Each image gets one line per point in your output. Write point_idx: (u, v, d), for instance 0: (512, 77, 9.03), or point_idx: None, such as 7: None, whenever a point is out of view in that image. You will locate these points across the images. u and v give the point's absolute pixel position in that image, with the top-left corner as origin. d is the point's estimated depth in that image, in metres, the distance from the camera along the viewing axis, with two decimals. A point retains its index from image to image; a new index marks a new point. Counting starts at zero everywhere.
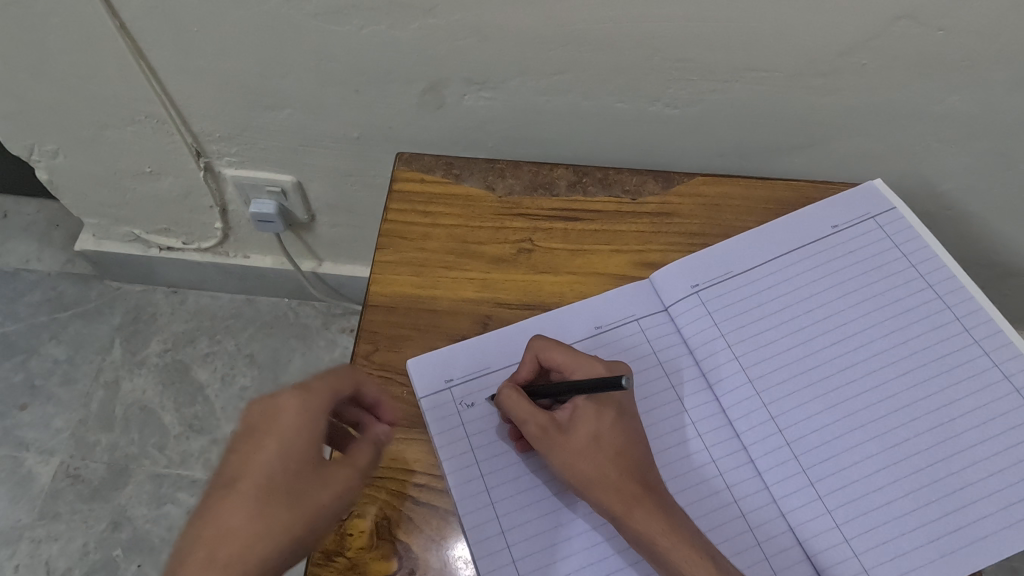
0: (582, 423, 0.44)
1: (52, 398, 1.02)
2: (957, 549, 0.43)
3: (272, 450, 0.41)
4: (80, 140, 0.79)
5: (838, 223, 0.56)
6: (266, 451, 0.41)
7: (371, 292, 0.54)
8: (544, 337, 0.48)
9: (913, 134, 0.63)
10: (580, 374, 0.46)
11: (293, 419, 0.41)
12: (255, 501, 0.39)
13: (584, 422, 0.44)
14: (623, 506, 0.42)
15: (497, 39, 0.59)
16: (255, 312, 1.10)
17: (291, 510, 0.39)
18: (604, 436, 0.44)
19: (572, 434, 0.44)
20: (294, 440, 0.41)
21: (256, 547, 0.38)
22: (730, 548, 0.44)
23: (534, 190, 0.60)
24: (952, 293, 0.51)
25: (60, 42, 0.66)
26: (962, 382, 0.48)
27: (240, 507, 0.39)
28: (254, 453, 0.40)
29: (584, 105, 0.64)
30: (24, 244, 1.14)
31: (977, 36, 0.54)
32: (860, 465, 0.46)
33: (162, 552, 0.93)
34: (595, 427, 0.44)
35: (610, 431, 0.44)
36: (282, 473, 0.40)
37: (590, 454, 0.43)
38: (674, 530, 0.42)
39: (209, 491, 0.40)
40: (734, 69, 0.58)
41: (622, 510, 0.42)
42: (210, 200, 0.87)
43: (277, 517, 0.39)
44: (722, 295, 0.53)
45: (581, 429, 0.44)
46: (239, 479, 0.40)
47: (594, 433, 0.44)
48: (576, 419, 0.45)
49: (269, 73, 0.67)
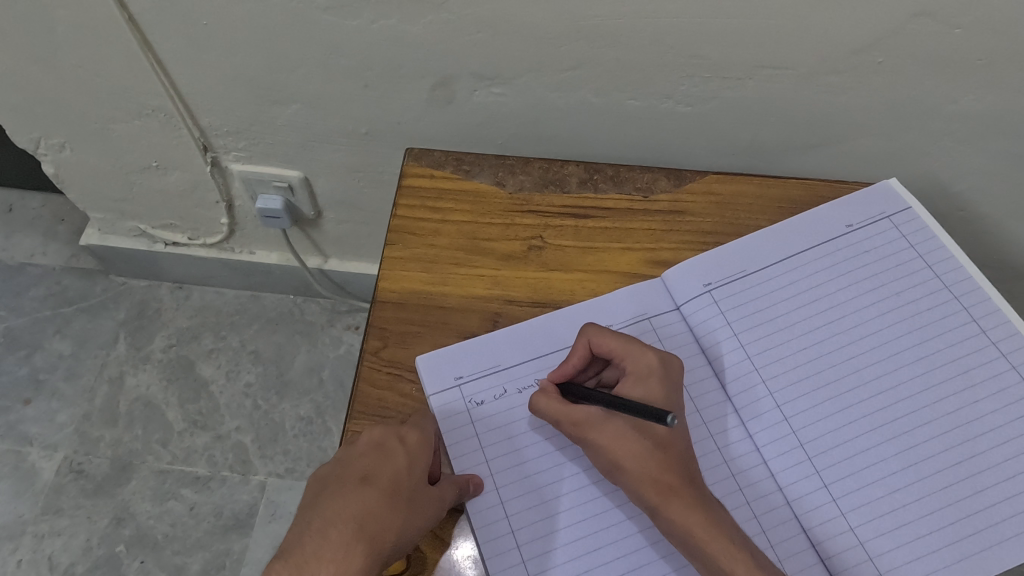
0: (607, 427, 0.43)
1: (56, 393, 1.02)
2: (974, 554, 0.42)
3: (402, 462, 0.43)
4: (87, 133, 0.78)
5: (852, 222, 0.55)
6: (397, 463, 0.43)
7: (381, 288, 0.54)
8: (597, 325, 0.48)
9: (928, 133, 0.62)
10: (632, 361, 0.46)
11: (418, 439, 0.44)
12: (379, 502, 0.41)
13: (609, 427, 0.43)
14: (660, 496, 0.42)
15: (508, 34, 0.58)
16: (261, 309, 1.09)
17: (405, 519, 0.41)
18: (620, 448, 0.43)
19: (589, 435, 0.44)
20: (419, 456, 0.43)
21: (371, 545, 0.40)
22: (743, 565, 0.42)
23: (545, 187, 0.59)
24: (969, 294, 0.51)
25: (68, 35, 0.65)
26: (980, 385, 0.47)
27: (366, 507, 0.41)
28: (388, 460, 0.43)
29: (595, 101, 0.63)
30: (29, 238, 1.13)
31: (995, 34, 0.53)
32: (874, 466, 0.45)
33: (165, 549, 0.93)
34: (615, 436, 0.43)
35: (630, 444, 0.43)
36: (405, 484, 0.42)
37: (601, 459, 0.43)
38: (713, 522, 0.41)
39: (344, 482, 0.42)
40: (747, 67, 0.58)
41: (659, 500, 0.42)
42: (217, 195, 0.87)
43: (393, 523, 0.41)
44: (735, 294, 0.52)
45: (599, 433, 0.43)
46: (371, 479, 0.42)
47: (610, 441, 0.43)
48: (601, 423, 0.44)
49: (278, 68, 0.66)
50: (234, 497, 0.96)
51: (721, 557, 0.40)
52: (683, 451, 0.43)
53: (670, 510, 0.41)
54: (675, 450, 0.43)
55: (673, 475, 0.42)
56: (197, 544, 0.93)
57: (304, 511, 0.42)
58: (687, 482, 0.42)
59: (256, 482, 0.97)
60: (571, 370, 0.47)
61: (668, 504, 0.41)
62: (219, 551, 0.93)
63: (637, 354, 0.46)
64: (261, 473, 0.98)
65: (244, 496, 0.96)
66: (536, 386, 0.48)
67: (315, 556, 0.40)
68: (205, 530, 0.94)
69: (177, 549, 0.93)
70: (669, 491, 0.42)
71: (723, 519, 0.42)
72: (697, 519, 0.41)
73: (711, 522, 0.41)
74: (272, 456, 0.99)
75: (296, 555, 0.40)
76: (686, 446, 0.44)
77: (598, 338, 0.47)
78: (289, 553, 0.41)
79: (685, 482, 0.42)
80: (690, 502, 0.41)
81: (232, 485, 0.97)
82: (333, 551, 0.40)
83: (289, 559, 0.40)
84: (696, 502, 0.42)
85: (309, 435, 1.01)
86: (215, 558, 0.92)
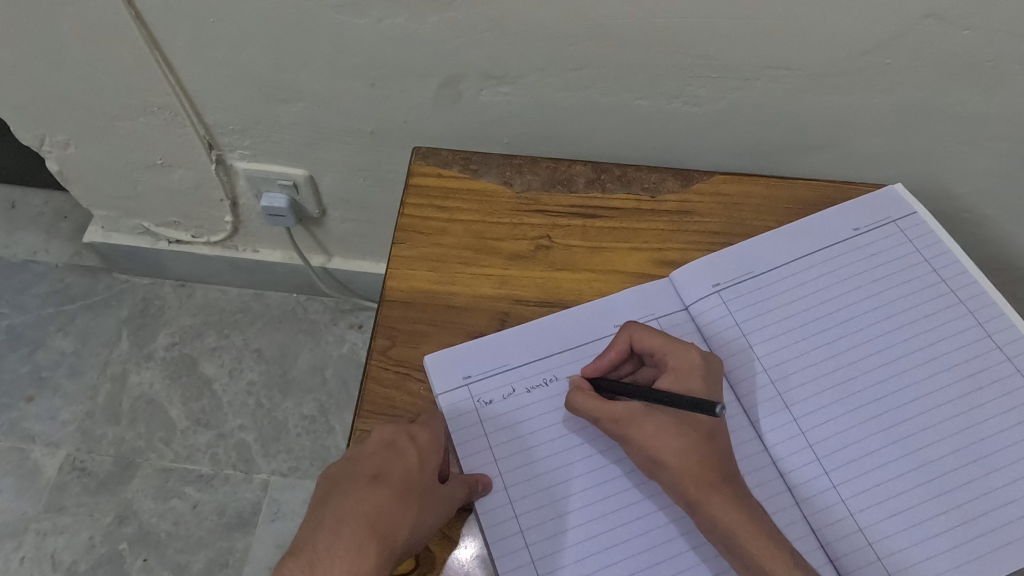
0: (648, 422, 0.44)
1: (58, 390, 1.02)
2: (982, 556, 0.42)
3: (414, 459, 0.43)
4: (92, 130, 0.78)
5: (859, 224, 0.55)
6: (409, 460, 0.43)
7: (388, 287, 0.54)
8: (638, 322, 0.49)
9: (935, 134, 0.62)
10: (672, 357, 0.46)
11: (428, 436, 0.44)
12: (392, 500, 0.41)
13: (651, 421, 0.44)
14: (700, 491, 0.42)
15: (517, 33, 0.58)
16: (263, 307, 1.09)
17: (417, 515, 0.41)
18: (661, 444, 0.43)
19: (629, 429, 0.44)
20: (431, 453, 0.43)
21: (384, 542, 0.40)
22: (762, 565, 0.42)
23: (552, 186, 0.59)
24: (974, 297, 0.51)
25: (74, 32, 0.65)
26: (987, 387, 0.47)
27: (379, 505, 0.41)
28: (399, 457, 0.43)
29: (603, 101, 0.63)
30: (31, 235, 1.13)
31: (1003, 37, 0.53)
32: (881, 466, 0.45)
33: (168, 547, 0.92)
34: (656, 431, 0.44)
35: (672, 439, 0.43)
36: (417, 481, 0.42)
37: (640, 454, 0.44)
38: (751, 519, 0.41)
39: (356, 480, 0.42)
40: (755, 68, 0.58)
41: (699, 496, 0.42)
42: (221, 193, 0.87)
43: (406, 521, 0.41)
44: (743, 295, 0.52)
45: (639, 428, 0.44)
46: (383, 477, 0.42)
47: (651, 435, 0.43)
48: (642, 418, 0.44)
49: (285, 66, 0.66)
50: (237, 495, 0.96)
51: (759, 554, 0.41)
52: (722, 448, 0.44)
53: (710, 507, 0.42)
54: (716, 447, 0.43)
55: (714, 472, 0.43)
56: (199, 543, 0.93)
57: (316, 507, 0.42)
58: (726, 479, 0.43)
59: (259, 480, 0.97)
60: (607, 365, 0.48)
61: (708, 500, 0.42)
62: (222, 549, 0.93)
63: (679, 351, 0.46)
64: (264, 471, 0.98)
65: (247, 494, 0.96)
66: (546, 385, 0.48)
67: (327, 554, 0.40)
68: (207, 529, 0.94)
69: (180, 547, 0.92)
70: (710, 487, 0.42)
71: (760, 517, 0.42)
72: (736, 516, 0.41)
73: (749, 519, 0.41)
74: (275, 454, 0.99)
75: (308, 554, 0.40)
76: (725, 445, 0.44)
77: (640, 334, 0.47)
78: (302, 550, 0.41)
79: (724, 479, 0.42)
80: (728, 500, 0.42)
81: (235, 484, 0.97)
82: (347, 548, 0.40)
83: (302, 558, 0.40)
84: (735, 500, 0.42)
85: (312, 434, 1.00)
86: (218, 556, 0.92)
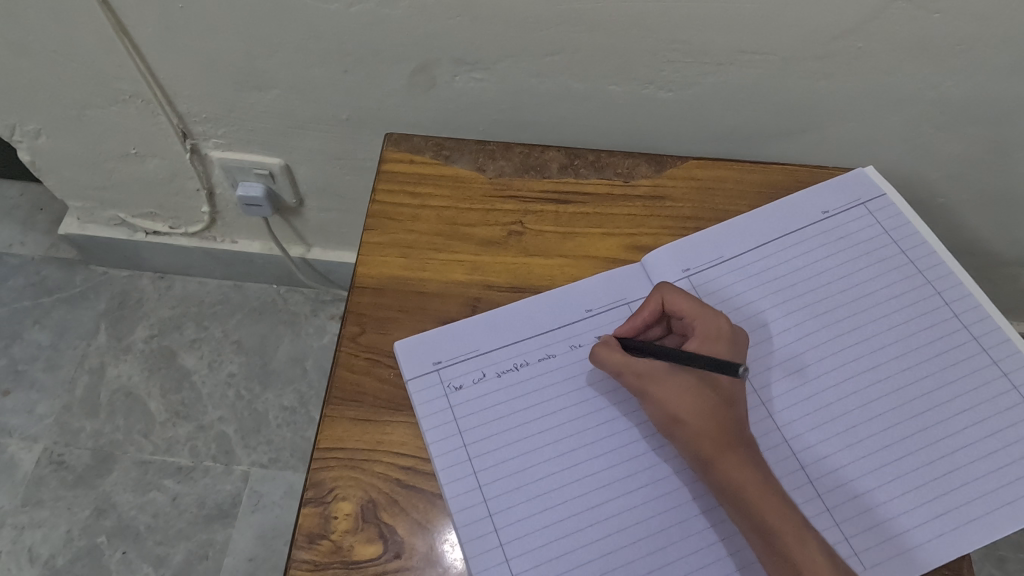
0: (670, 381, 0.44)
1: (35, 383, 1.01)
2: (947, 533, 0.42)
3: None
4: (63, 120, 0.77)
5: (829, 209, 0.55)
6: None
7: (359, 274, 0.53)
8: (671, 284, 0.49)
9: (907, 119, 0.63)
10: (701, 323, 0.46)
11: None
12: None
13: (673, 380, 0.44)
14: (716, 451, 0.42)
15: (489, 18, 0.58)
16: (243, 299, 1.09)
17: None
18: (680, 402, 0.43)
19: (650, 388, 0.44)
20: None
21: None
22: (734, 545, 0.42)
23: (525, 172, 0.59)
24: (942, 279, 0.51)
25: (41, 18, 0.64)
26: (953, 367, 0.48)
27: None
28: None
29: (577, 86, 0.63)
30: (7, 227, 1.12)
31: (973, 20, 0.53)
32: (850, 447, 0.45)
33: (147, 539, 0.92)
34: (676, 390, 0.43)
35: (693, 399, 0.43)
36: None
37: (657, 411, 0.44)
38: (762, 484, 0.42)
39: None
40: (728, 52, 0.58)
41: (714, 454, 0.42)
42: (197, 183, 0.86)
43: None
44: (712, 279, 0.52)
45: (661, 387, 0.44)
46: None
47: (672, 393, 0.43)
48: (665, 377, 0.44)
49: (257, 53, 0.65)
50: (217, 487, 0.96)
51: (770, 519, 0.41)
52: (742, 413, 0.44)
53: (723, 466, 0.42)
54: (734, 410, 0.43)
55: (732, 433, 0.42)
56: (179, 535, 0.92)
57: None
58: (742, 441, 0.43)
59: (239, 472, 0.97)
60: (639, 325, 0.48)
61: (722, 459, 0.42)
62: (202, 541, 0.92)
63: (708, 316, 0.46)
64: (244, 463, 0.97)
65: (227, 486, 0.96)
66: (516, 371, 0.48)
67: None
68: (187, 521, 0.93)
69: (159, 540, 0.92)
70: (726, 447, 0.42)
71: (772, 480, 0.42)
72: (750, 478, 0.42)
73: (761, 482, 0.42)
74: (255, 446, 0.98)
75: None
76: (744, 411, 0.44)
77: (671, 296, 0.47)
78: None
79: (740, 442, 0.43)
80: (743, 461, 0.42)
81: (215, 476, 0.96)
82: None
83: None
84: (749, 462, 0.42)
85: (293, 425, 1.00)
86: (198, 549, 0.92)
